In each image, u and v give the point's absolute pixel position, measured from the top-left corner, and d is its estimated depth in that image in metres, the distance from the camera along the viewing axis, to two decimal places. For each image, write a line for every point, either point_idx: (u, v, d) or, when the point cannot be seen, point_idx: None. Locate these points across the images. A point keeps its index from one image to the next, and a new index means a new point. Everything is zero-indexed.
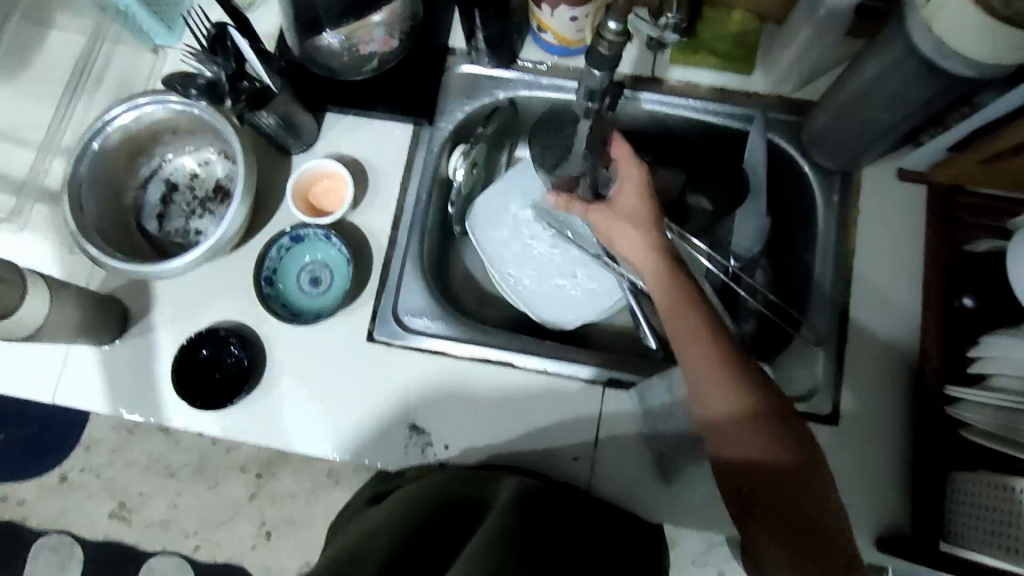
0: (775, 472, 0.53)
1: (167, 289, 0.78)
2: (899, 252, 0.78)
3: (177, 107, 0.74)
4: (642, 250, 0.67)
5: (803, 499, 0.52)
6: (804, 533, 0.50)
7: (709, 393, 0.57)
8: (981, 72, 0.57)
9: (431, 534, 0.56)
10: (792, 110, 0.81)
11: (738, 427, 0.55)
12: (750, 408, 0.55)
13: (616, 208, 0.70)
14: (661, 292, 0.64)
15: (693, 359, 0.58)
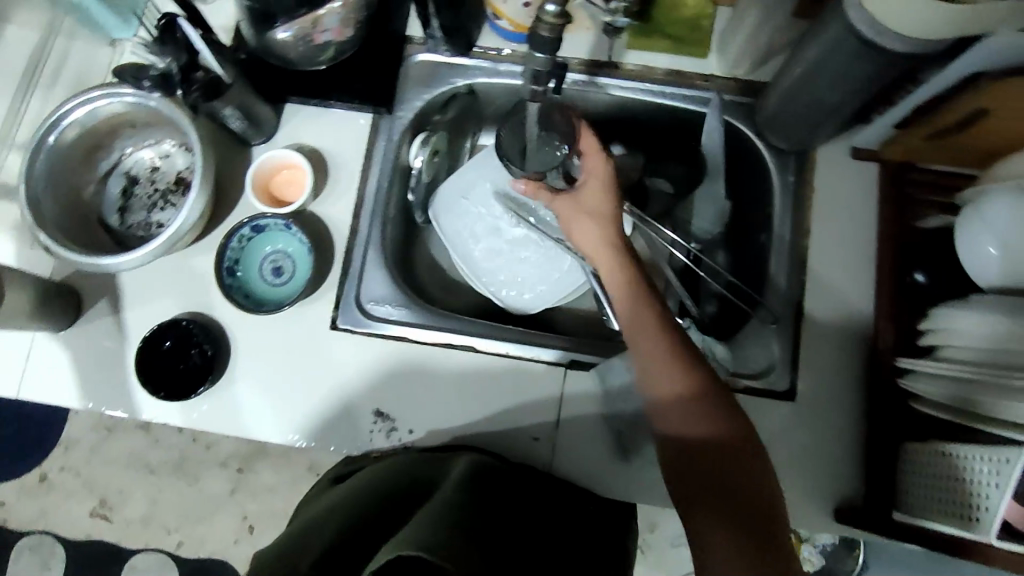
0: (715, 445, 0.56)
1: (130, 282, 0.79)
2: (853, 229, 0.80)
3: (132, 100, 0.74)
4: (602, 242, 0.69)
5: (741, 469, 0.55)
6: (739, 501, 0.53)
7: (657, 375, 0.59)
8: (916, 48, 0.59)
9: (382, 509, 0.57)
10: (746, 93, 0.83)
11: (686, 408, 0.57)
12: (695, 388, 0.58)
13: (579, 201, 0.72)
14: (620, 282, 0.66)
15: (647, 346, 0.60)
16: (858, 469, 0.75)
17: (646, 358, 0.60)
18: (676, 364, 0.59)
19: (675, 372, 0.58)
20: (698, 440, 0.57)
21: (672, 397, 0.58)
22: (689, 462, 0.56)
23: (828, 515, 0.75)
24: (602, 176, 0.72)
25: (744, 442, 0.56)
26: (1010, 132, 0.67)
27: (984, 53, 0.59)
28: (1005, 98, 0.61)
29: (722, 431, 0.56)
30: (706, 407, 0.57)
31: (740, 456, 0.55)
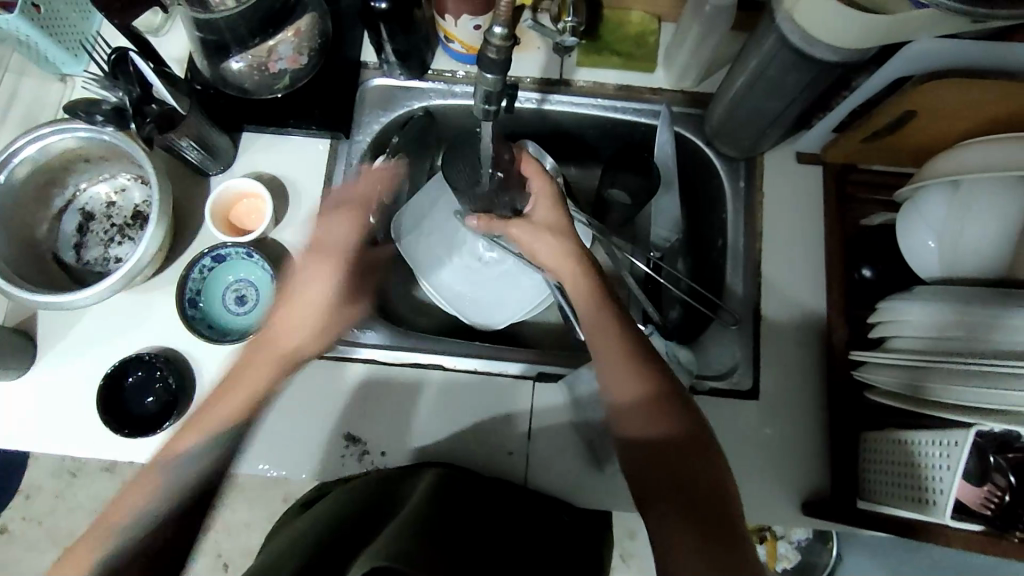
0: (674, 444, 0.60)
1: (89, 319, 0.78)
2: (804, 230, 0.83)
3: (84, 135, 0.74)
4: (564, 258, 0.69)
5: (699, 466, 0.59)
6: (697, 496, 0.58)
7: (622, 382, 0.62)
8: (844, 56, 0.62)
9: (352, 529, 0.57)
10: (694, 104, 0.86)
11: (645, 411, 0.61)
12: (656, 392, 0.62)
13: (535, 220, 0.72)
14: (582, 295, 0.67)
15: (607, 352, 0.63)
16: (823, 461, 0.77)
17: (612, 366, 0.63)
18: (641, 371, 0.62)
19: (640, 380, 0.62)
20: (660, 441, 0.61)
21: (636, 401, 0.62)
22: (652, 462, 0.60)
23: (797, 507, 0.77)
24: (547, 191, 0.72)
25: (701, 438, 0.60)
26: (940, 130, 0.71)
27: (910, 57, 0.62)
28: (932, 98, 0.64)
29: (682, 431, 0.60)
30: (668, 409, 0.61)
31: (700, 453, 0.59)
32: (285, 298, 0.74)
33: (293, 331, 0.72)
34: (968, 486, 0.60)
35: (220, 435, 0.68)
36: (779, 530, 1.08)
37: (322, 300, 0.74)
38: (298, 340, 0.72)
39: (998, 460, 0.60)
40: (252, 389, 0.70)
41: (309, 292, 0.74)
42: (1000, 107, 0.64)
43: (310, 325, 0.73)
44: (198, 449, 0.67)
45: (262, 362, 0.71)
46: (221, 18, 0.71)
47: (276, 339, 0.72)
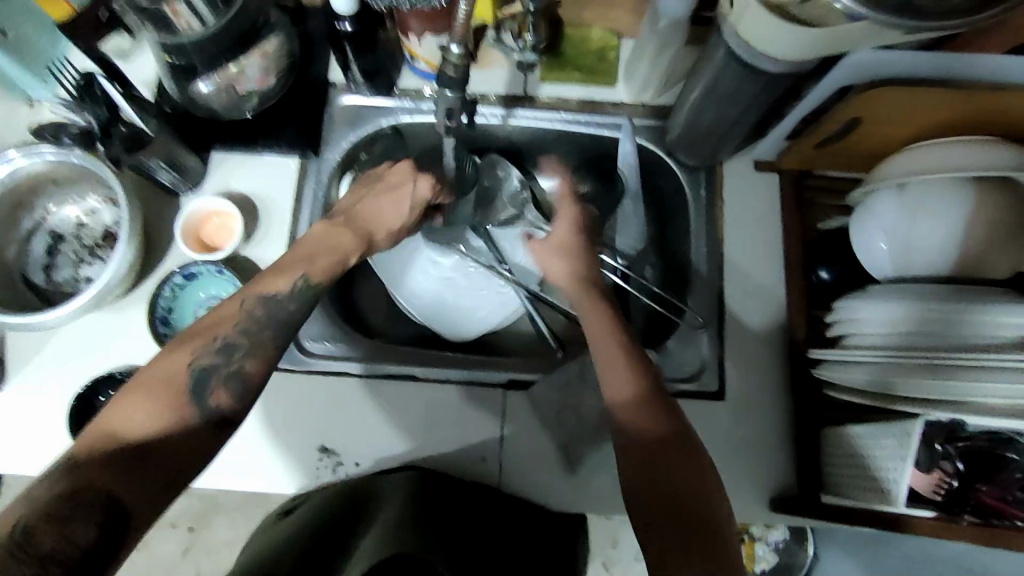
0: (662, 444, 0.58)
1: (60, 340, 0.78)
2: (764, 234, 0.85)
3: (53, 158, 0.75)
4: (572, 273, 0.77)
5: (688, 465, 0.57)
6: (691, 499, 0.56)
7: (613, 379, 0.63)
8: (789, 67, 0.65)
9: (350, 531, 0.62)
10: (655, 116, 0.89)
11: (634, 408, 0.61)
12: (645, 389, 0.62)
13: (551, 241, 0.80)
14: (587, 302, 0.72)
15: (603, 350, 0.66)
16: (789, 458, 0.79)
17: (606, 365, 0.64)
18: (631, 370, 0.63)
19: (629, 378, 0.62)
20: (649, 441, 0.59)
21: (625, 400, 0.61)
22: (644, 461, 0.58)
23: (765, 504, 0.79)
24: (573, 217, 0.81)
25: (692, 443, 0.59)
26: (887, 137, 0.74)
27: (852, 68, 0.65)
28: (874, 106, 0.67)
29: (671, 431, 0.59)
30: (657, 407, 0.60)
31: (689, 454, 0.58)
32: (384, 185, 0.76)
33: (387, 211, 0.75)
34: (919, 474, 0.62)
35: (304, 289, 0.65)
36: (757, 532, 1.09)
37: (404, 225, 0.77)
38: (394, 218, 0.76)
39: (947, 448, 0.62)
40: (334, 252, 0.68)
41: (403, 202, 0.76)
42: (940, 114, 0.68)
43: (408, 206, 0.77)
44: (296, 290, 0.65)
45: (327, 252, 0.68)
46: (190, 42, 0.73)
47: (380, 214, 0.75)
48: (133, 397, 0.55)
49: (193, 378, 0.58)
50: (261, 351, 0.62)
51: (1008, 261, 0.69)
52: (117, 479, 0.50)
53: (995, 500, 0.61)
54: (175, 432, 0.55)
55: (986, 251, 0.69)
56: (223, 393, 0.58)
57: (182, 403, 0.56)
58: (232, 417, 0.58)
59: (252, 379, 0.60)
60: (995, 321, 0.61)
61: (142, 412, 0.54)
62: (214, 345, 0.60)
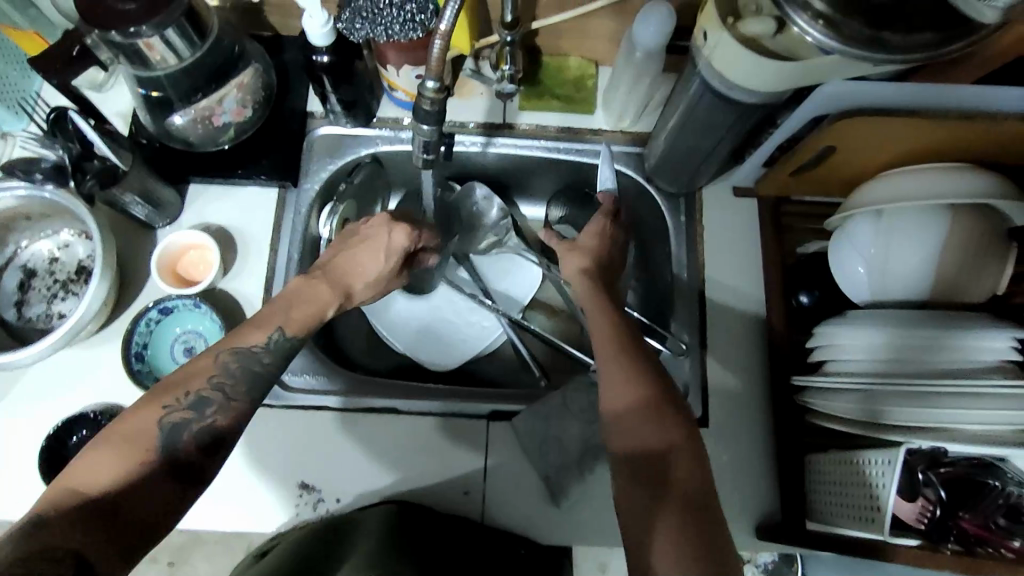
0: (660, 453, 0.58)
1: (31, 378, 0.76)
2: (744, 260, 0.86)
3: (25, 194, 0.74)
4: (581, 275, 0.75)
5: (686, 476, 0.57)
6: (690, 512, 0.55)
7: (620, 385, 0.62)
8: (761, 99, 0.66)
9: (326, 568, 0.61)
10: (634, 143, 0.89)
11: (634, 415, 0.60)
12: (647, 396, 0.61)
13: (579, 245, 0.78)
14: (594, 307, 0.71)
15: (605, 358, 0.65)
16: (773, 484, 0.79)
17: (614, 371, 0.63)
18: (639, 376, 0.62)
19: (634, 383, 0.61)
20: (647, 451, 0.58)
21: (628, 406, 0.61)
22: (646, 474, 0.58)
23: (750, 530, 0.78)
24: (599, 230, 0.78)
25: (692, 449, 0.58)
26: (862, 163, 0.75)
27: (824, 99, 0.66)
28: (848, 134, 0.68)
29: (674, 440, 0.58)
30: (657, 415, 0.59)
31: (692, 463, 0.57)
32: (357, 240, 0.72)
33: (361, 266, 0.71)
34: (903, 502, 0.63)
35: (279, 342, 0.64)
36: None
37: (382, 276, 0.73)
38: (372, 269, 0.72)
39: (929, 475, 0.62)
40: (313, 307, 0.67)
41: (380, 260, 0.72)
42: (915, 142, 0.68)
43: (386, 256, 0.72)
44: (271, 344, 0.64)
45: (303, 312, 0.66)
46: (164, 75, 0.72)
47: (357, 269, 0.71)
48: (99, 452, 0.54)
49: (164, 431, 0.57)
50: (233, 406, 0.61)
51: (978, 287, 0.71)
52: (82, 535, 0.50)
53: (977, 528, 0.60)
54: (139, 485, 0.54)
55: (962, 274, 0.70)
56: (191, 444, 0.58)
57: (147, 457, 0.56)
58: (196, 471, 0.58)
59: (222, 432, 0.60)
60: (973, 345, 0.64)
61: (106, 467, 0.54)
62: (185, 399, 0.59)
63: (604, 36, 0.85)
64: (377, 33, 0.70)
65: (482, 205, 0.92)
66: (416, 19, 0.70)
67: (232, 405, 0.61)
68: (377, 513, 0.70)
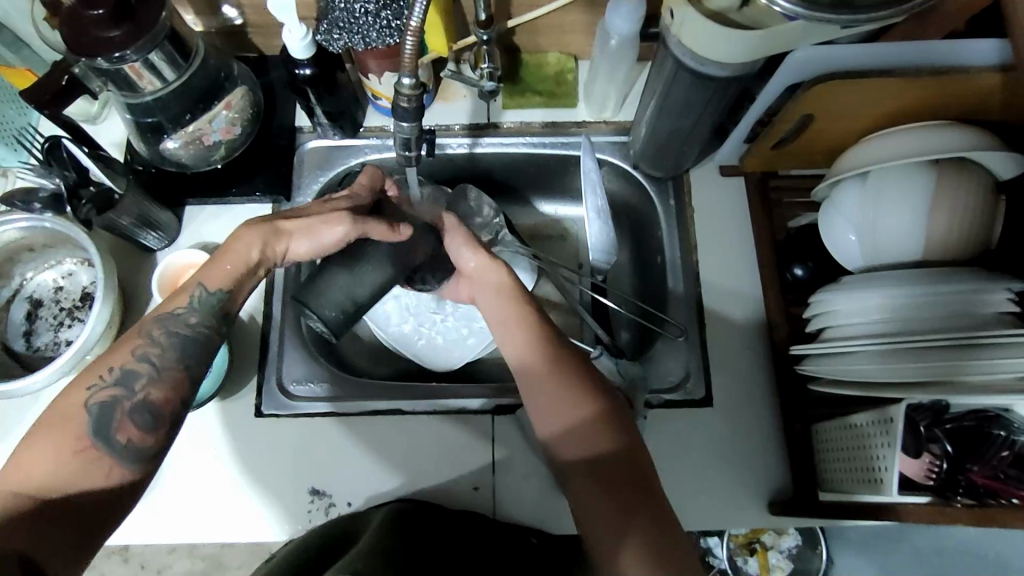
0: (615, 458, 0.60)
1: (43, 405, 0.78)
2: (735, 238, 0.86)
3: (25, 225, 0.76)
4: (496, 285, 0.71)
5: (648, 481, 0.59)
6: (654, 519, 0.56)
7: (568, 399, 0.62)
8: (733, 70, 0.67)
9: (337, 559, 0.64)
10: (618, 133, 0.90)
11: (590, 426, 0.61)
12: (600, 410, 0.62)
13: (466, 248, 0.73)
14: (513, 316, 0.69)
15: (544, 370, 0.64)
16: (783, 459, 0.78)
17: (550, 392, 0.63)
18: (581, 391, 0.62)
19: (583, 398, 0.62)
20: (609, 460, 0.59)
21: (580, 420, 0.61)
22: (608, 485, 0.58)
23: (764, 508, 0.78)
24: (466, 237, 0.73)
25: (643, 457, 0.60)
26: (843, 130, 0.75)
27: (798, 65, 0.67)
28: (823, 100, 0.69)
29: (627, 448, 0.60)
30: (614, 425, 0.61)
31: (647, 469, 0.59)
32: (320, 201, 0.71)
33: (308, 233, 0.67)
34: (909, 459, 0.62)
35: (203, 298, 0.64)
36: (768, 541, 1.16)
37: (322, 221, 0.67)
38: (301, 243, 0.67)
39: (933, 431, 0.63)
40: (235, 258, 0.65)
41: (320, 234, 0.67)
42: (891, 102, 0.69)
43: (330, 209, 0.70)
44: (196, 303, 0.64)
45: (227, 264, 0.65)
46: (152, 99, 0.74)
47: (291, 236, 0.67)
48: (32, 454, 0.55)
49: (93, 415, 0.58)
50: (168, 376, 0.62)
51: (970, 243, 0.69)
52: (24, 538, 0.51)
53: (987, 479, 0.60)
54: (82, 477, 0.56)
55: (949, 239, 0.68)
56: (127, 425, 0.58)
57: (83, 446, 0.57)
58: (150, 446, 0.59)
59: (159, 404, 0.60)
60: (976, 300, 0.64)
61: (43, 464, 0.55)
62: (110, 376, 0.60)
63: (578, 30, 0.87)
64: (355, 40, 0.72)
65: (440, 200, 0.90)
66: (392, 25, 0.72)
67: (162, 381, 0.61)
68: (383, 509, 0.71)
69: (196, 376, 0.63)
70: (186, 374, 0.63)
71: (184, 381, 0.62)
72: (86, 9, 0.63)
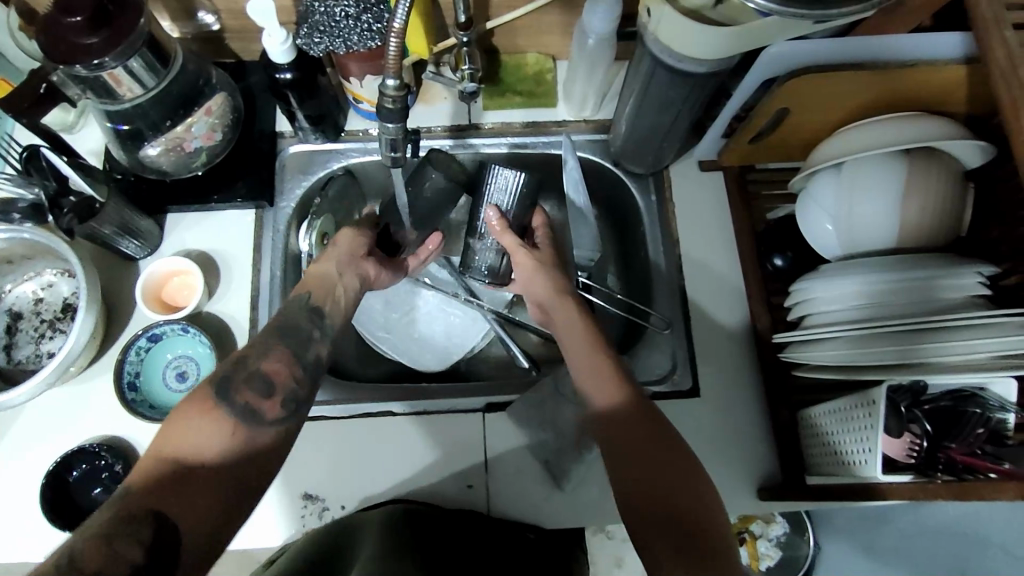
0: (640, 445, 0.61)
1: (25, 419, 0.77)
2: (715, 232, 0.88)
3: (4, 237, 0.75)
4: (547, 289, 0.76)
5: (671, 468, 0.59)
6: (683, 510, 0.56)
7: (599, 389, 0.65)
8: (710, 67, 0.68)
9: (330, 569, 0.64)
10: (597, 131, 0.92)
11: (620, 414, 0.63)
12: (631, 400, 0.64)
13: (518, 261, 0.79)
14: (560, 313, 0.74)
15: (586, 361, 0.67)
16: (770, 446, 0.80)
17: (590, 381, 0.66)
18: (615, 380, 0.65)
19: (616, 386, 0.64)
20: (637, 447, 0.61)
21: (611, 407, 0.64)
22: (636, 471, 0.59)
23: (753, 494, 0.79)
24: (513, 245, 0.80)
25: (674, 444, 0.61)
26: (817, 123, 0.77)
27: (772, 60, 0.69)
28: (798, 94, 0.71)
29: (658, 434, 0.61)
30: (638, 414, 0.62)
31: (674, 457, 0.60)
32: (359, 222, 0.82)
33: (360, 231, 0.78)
34: (891, 440, 0.66)
35: (298, 300, 0.66)
36: (758, 530, 1.17)
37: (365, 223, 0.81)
38: (358, 243, 0.76)
39: (913, 411, 0.66)
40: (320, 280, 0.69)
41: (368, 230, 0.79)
42: (863, 95, 0.71)
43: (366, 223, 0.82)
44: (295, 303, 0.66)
45: (316, 279, 0.70)
46: (131, 106, 0.74)
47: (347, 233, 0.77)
48: (175, 418, 0.55)
49: (219, 385, 0.58)
50: (275, 351, 0.62)
51: (942, 231, 0.71)
52: (164, 499, 0.50)
53: (965, 456, 0.63)
54: (219, 442, 0.55)
55: (921, 228, 0.71)
56: (246, 391, 0.58)
57: (217, 412, 0.56)
58: (267, 412, 0.58)
59: (271, 375, 0.60)
60: (943, 284, 0.66)
61: (186, 428, 0.54)
62: (231, 355, 0.61)
63: (556, 31, 0.88)
64: (336, 44, 0.72)
65: (505, 204, 0.83)
66: (374, 29, 0.73)
67: (272, 355, 0.62)
68: (376, 515, 0.71)
69: (302, 354, 0.63)
70: (295, 353, 0.63)
71: (292, 358, 0.62)
72: (64, 16, 0.62)
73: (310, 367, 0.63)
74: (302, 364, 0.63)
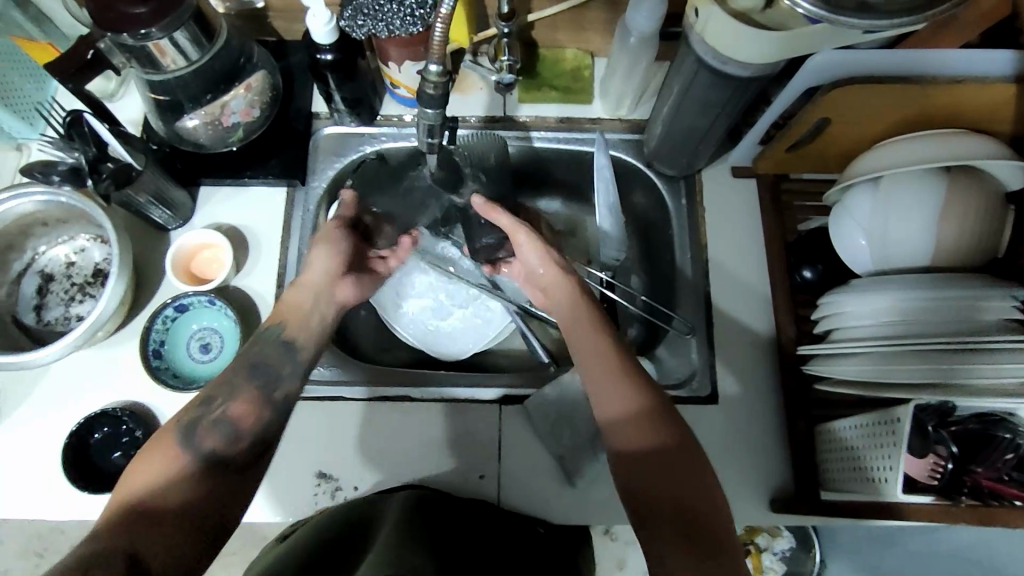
0: (657, 452, 0.60)
1: (51, 379, 0.78)
2: (744, 239, 0.87)
3: (42, 199, 0.76)
4: (563, 286, 0.75)
5: (688, 475, 0.58)
6: (697, 520, 0.56)
7: (613, 393, 0.63)
8: (754, 71, 0.67)
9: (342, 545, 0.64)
10: (631, 130, 0.91)
11: (636, 419, 0.62)
12: (648, 405, 0.63)
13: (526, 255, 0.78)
14: (574, 311, 0.73)
15: (598, 364, 0.66)
16: (786, 457, 0.79)
17: (604, 383, 0.64)
18: (631, 383, 0.64)
19: (633, 391, 0.63)
20: (654, 454, 0.60)
21: (626, 412, 0.62)
22: (654, 477, 0.59)
23: (766, 506, 0.78)
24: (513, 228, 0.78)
25: (691, 451, 0.60)
26: (858, 135, 0.76)
27: (817, 67, 0.68)
28: (841, 104, 0.69)
29: (676, 442, 0.60)
30: (655, 419, 0.62)
31: (690, 464, 0.59)
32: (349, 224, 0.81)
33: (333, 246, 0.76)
34: (914, 461, 0.64)
35: (269, 331, 0.68)
36: (762, 543, 1.19)
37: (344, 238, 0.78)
38: (331, 262, 0.75)
39: (939, 432, 0.65)
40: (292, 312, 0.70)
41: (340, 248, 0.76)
42: (907, 108, 0.70)
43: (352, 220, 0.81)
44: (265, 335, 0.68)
45: (289, 308, 0.70)
46: (173, 78, 0.74)
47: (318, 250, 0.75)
48: (137, 467, 0.57)
49: (182, 430, 0.60)
50: (243, 393, 0.64)
51: (981, 249, 0.70)
52: (133, 538, 0.51)
53: (991, 480, 0.61)
54: (184, 484, 0.57)
55: (960, 246, 0.69)
56: (210, 436, 0.60)
57: (181, 456, 0.59)
58: (231, 458, 0.61)
59: (238, 418, 0.63)
60: (979, 304, 0.65)
61: (150, 473, 0.57)
62: (194, 400, 0.63)
63: (598, 28, 0.88)
64: (379, 28, 0.72)
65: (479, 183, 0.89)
66: (415, 14, 0.72)
67: (238, 396, 0.64)
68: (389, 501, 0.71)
69: (268, 395, 0.65)
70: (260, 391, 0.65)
71: (260, 398, 0.65)
72: None
73: (277, 408, 0.65)
74: (268, 405, 0.65)
